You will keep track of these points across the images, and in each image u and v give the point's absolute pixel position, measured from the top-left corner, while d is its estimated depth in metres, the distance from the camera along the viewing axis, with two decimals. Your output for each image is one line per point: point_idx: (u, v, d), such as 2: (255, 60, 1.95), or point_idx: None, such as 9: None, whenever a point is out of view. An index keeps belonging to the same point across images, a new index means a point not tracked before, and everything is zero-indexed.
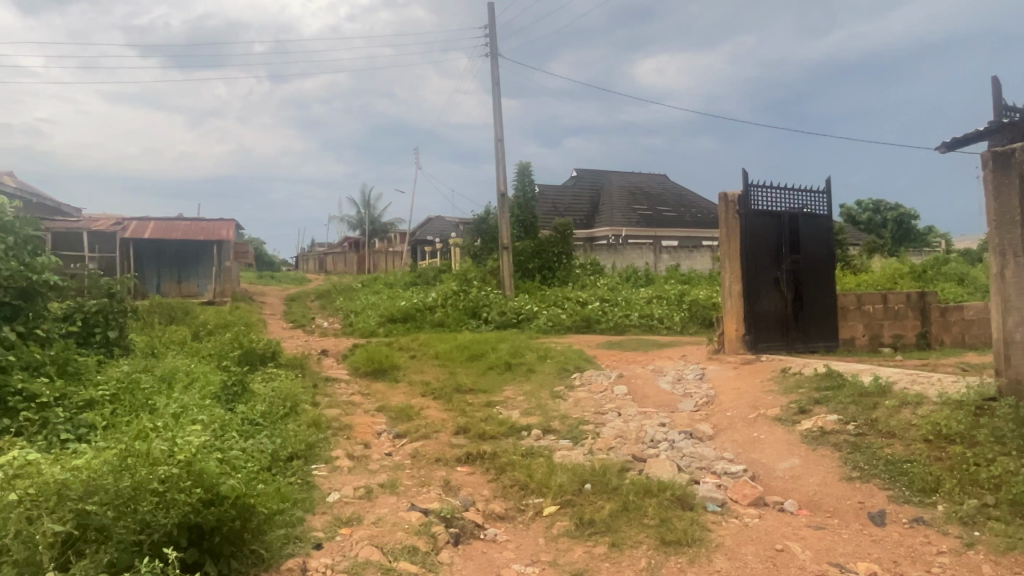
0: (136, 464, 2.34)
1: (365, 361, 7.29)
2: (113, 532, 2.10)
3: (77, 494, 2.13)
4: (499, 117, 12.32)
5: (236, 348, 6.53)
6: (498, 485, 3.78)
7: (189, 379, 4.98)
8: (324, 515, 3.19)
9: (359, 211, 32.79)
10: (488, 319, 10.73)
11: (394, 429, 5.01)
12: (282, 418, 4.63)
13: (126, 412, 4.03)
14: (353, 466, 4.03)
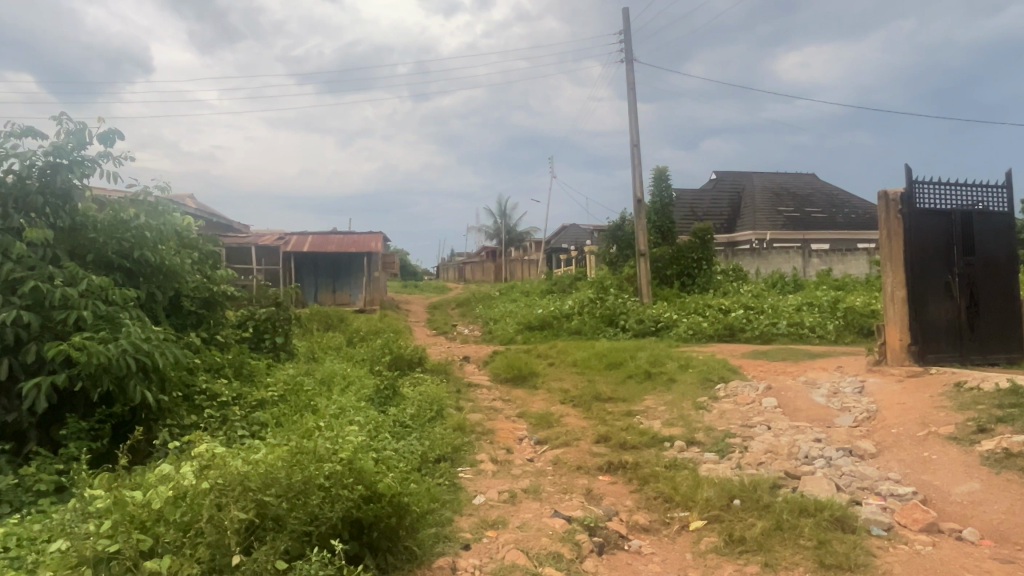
0: (306, 460, 2.55)
1: (505, 367, 7.44)
2: (287, 522, 2.28)
3: (256, 485, 2.31)
4: (634, 122, 12.17)
5: (386, 353, 6.90)
6: (641, 496, 3.71)
7: (346, 382, 5.34)
8: (471, 517, 3.29)
9: (497, 222, 33.65)
10: (626, 327, 10.59)
11: (535, 435, 5.07)
12: (429, 421, 4.84)
13: (292, 411, 4.38)
14: (496, 470, 4.13)
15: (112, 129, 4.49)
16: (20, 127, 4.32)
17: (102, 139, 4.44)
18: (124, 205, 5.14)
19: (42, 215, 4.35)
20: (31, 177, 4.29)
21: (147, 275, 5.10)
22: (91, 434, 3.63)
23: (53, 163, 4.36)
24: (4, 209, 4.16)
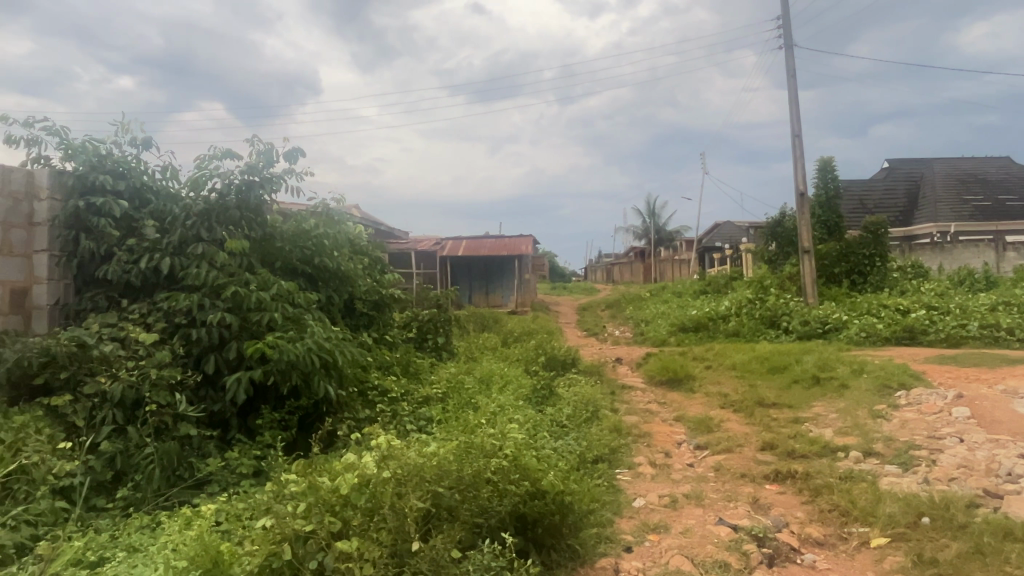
0: (474, 455, 2.68)
1: (660, 369, 7.30)
2: (460, 512, 2.39)
3: (431, 476, 2.45)
4: (795, 111, 11.48)
5: (541, 353, 7.01)
6: (814, 508, 3.49)
7: (504, 381, 5.50)
8: (632, 520, 3.26)
9: (646, 221, 33.11)
10: (789, 329, 10.00)
11: (694, 439, 4.93)
12: (586, 421, 4.85)
13: (455, 408, 4.58)
14: (655, 473, 4.07)
15: (295, 147, 4.94)
16: (220, 149, 4.86)
17: (287, 157, 4.90)
18: (305, 216, 5.65)
19: (240, 227, 4.89)
20: (230, 194, 4.83)
21: (325, 280, 5.57)
22: (282, 424, 4.03)
23: (248, 180, 4.87)
24: (210, 222, 4.71)
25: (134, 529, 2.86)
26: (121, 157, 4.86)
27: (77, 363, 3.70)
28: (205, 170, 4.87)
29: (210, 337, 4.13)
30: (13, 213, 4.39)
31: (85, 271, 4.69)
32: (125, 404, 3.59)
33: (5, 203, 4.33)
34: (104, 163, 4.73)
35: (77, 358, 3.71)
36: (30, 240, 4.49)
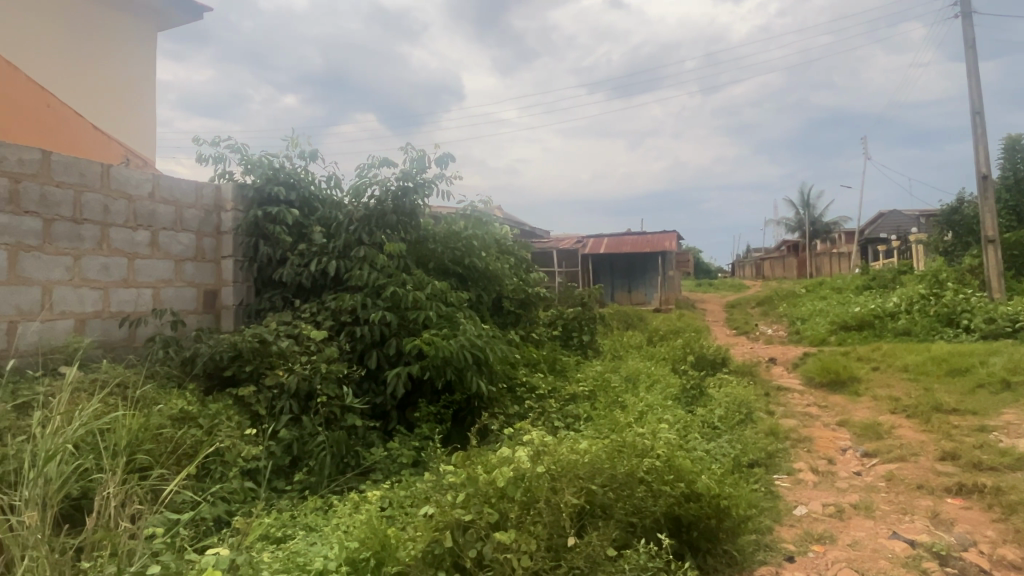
0: (627, 454, 2.67)
1: (820, 370, 6.85)
2: (614, 511, 2.40)
3: (584, 473, 2.47)
4: (975, 85, 10.33)
5: (689, 352, 6.82)
6: (1007, 527, 3.13)
7: (652, 380, 5.41)
8: (794, 528, 3.09)
9: (801, 213, 31.17)
10: (970, 327, 9.02)
11: (861, 446, 4.58)
12: (740, 424, 4.66)
13: (603, 406, 4.56)
14: (818, 481, 3.83)
15: (446, 153, 5.15)
16: (379, 158, 5.18)
17: (438, 162, 5.12)
18: (455, 218, 5.88)
19: (397, 231, 5.18)
20: (388, 200, 5.13)
21: (474, 279, 5.78)
22: (437, 417, 4.24)
23: (403, 186, 5.16)
24: (370, 227, 5.05)
25: (311, 509, 3.12)
26: (292, 170, 5.31)
27: (259, 357, 4.09)
28: (365, 178, 5.21)
29: (372, 334, 4.43)
30: (205, 223, 4.93)
31: (264, 274, 5.17)
32: (300, 396, 3.92)
33: (199, 214, 4.88)
34: (278, 175, 5.20)
35: (259, 352, 4.10)
36: (218, 247, 5.02)
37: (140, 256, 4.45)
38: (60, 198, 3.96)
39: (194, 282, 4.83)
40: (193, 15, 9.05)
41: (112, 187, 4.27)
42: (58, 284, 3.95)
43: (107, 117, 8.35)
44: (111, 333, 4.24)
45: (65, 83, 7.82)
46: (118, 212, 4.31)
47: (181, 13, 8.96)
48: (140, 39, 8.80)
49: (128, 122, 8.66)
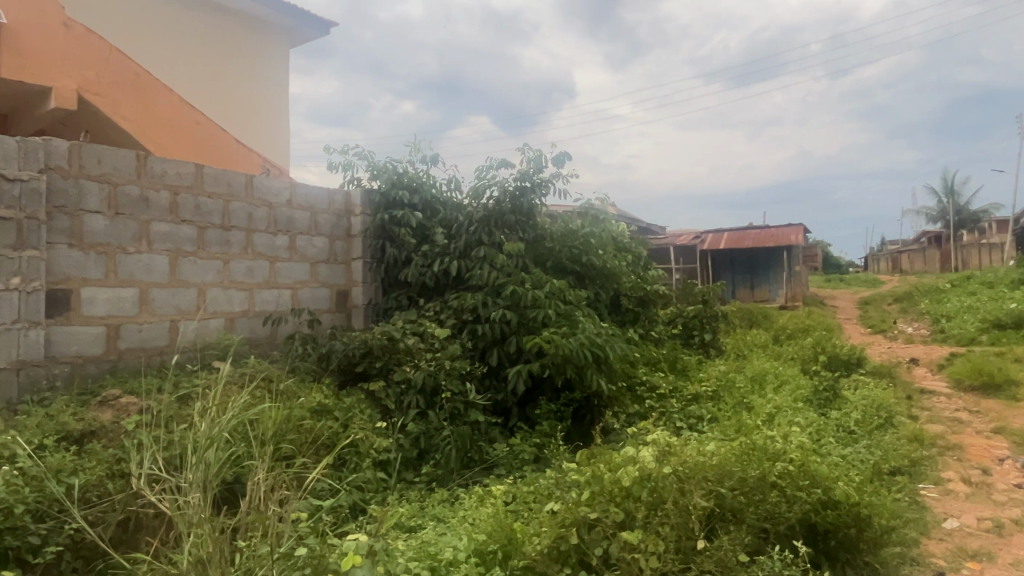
0: (757, 457, 2.58)
1: (971, 372, 6.28)
2: (746, 515, 2.33)
3: (713, 476, 2.42)
4: None
5: (820, 352, 6.47)
6: None
7: (779, 381, 5.17)
8: (944, 543, 2.87)
9: (945, 201, 28.68)
10: None
11: (1021, 457, 4.16)
12: (879, 428, 4.36)
13: (727, 407, 4.42)
14: (971, 492, 3.53)
15: (563, 152, 5.17)
16: (497, 159, 5.29)
17: (555, 161, 5.15)
18: (572, 216, 5.90)
19: (516, 231, 5.27)
20: (506, 200, 5.22)
21: (592, 277, 5.77)
22: (557, 415, 4.28)
23: (521, 187, 5.24)
24: (490, 227, 5.17)
25: (438, 501, 3.24)
26: (414, 173, 5.52)
27: (387, 354, 4.29)
28: (484, 180, 5.32)
29: (493, 332, 4.54)
30: (336, 226, 5.23)
31: (390, 274, 5.41)
32: (426, 391, 4.08)
33: (330, 219, 5.18)
34: (401, 179, 5.43)
35: (388, 349, 4.30)
36: (349, 250, 5.31)
37: (280, 259, 4.79)
38: (211, 207, 4.33)
39: (327, 282, 5.13)
40: (321, 32, 9.58)
41: (255, 196, 4.61)
42: (210, 286, 4.32)
43: (248, 130, 9.04)
44: (256, 330, 4.59)
45: (210, 101, 8.57)
46: (261, 219, 4.66)
47: (311, 31, 9.52)
48: (276, 55, 9.44)
49: (266, 135, 9.33)
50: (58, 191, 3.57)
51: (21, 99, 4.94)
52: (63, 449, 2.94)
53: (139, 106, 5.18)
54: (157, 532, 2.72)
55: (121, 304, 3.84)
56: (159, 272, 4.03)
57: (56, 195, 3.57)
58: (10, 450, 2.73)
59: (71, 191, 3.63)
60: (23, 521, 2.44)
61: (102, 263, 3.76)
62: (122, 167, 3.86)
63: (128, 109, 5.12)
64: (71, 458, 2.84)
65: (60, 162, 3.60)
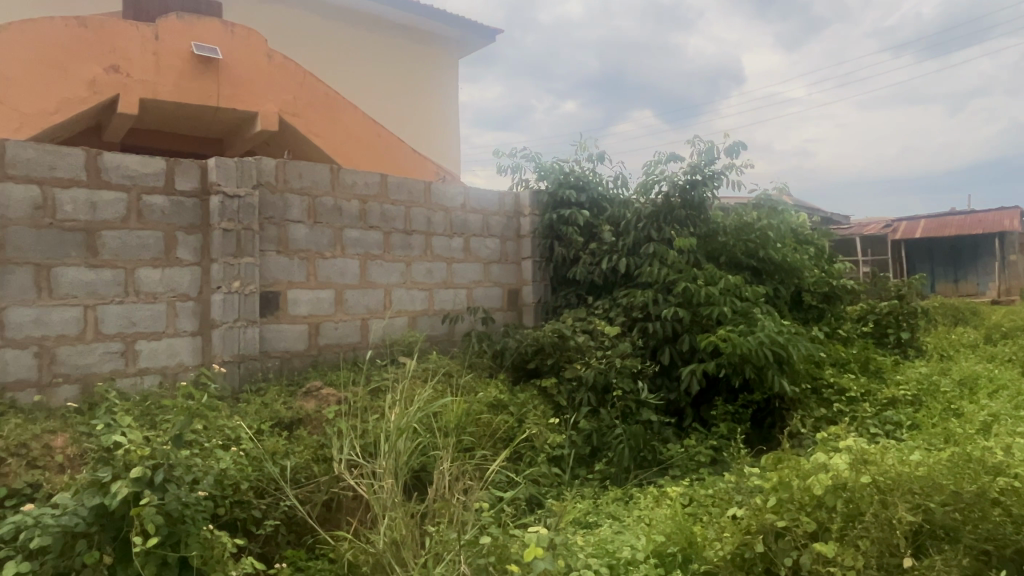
0: (974, 470, 2.31)
1: None
2: (963, 535, 2.10)
3: (920, 489, 2.20)
4: None
5: None
6: None
7: (995, 386, 4.57)
8: None
9: None
10: None
11: None
12: None
13: (931, 413, 3.98)
14: None
15: (737, 141, 4.95)
16: (666, 153, 5.17)
17: (728, 151, 4.95)
18: (746, 209, 5.63)
19: (686, 226, 5.13)
20: (675, 194, 5.11)
21: (770, 272, 5.46)
22: (735, 417, 4.12)
23: (691, 180, 5.09)
24: (659, 223, 5.10)
25: (612, 499, 3.24)
26: (581, 172, 5.56)
27: (558, 351, 4.36)
28: (653, 175, 5.23)
29: (665, 330, 4.46)
30: (507, 228, 5.39)
31: (559, 272, 5.49)
32: (597, 389, 4.09)
33: (502, 220, 5.35)
34: (568, 178, 5.49)
35: (559, 347, 4.37)
36: (519, 250, 5.46)
37: (456, 260, 5.03)
38: (395, 213, 4.65)
39: (500, 282, 5.32)
40: (488, 40, 9.90)
41: (433, 201, 4.88)
42: (395, 287, 4.64)
43: (422, 140, 9.57)
44: (436, 328, 4.86)
45: (389, 114, 9.18)
46: (438, 223, 4.92)
47: (478, 40, 9.87)
48: (447, 66, 9.90)
49: (439, 143, 9.81)
50: (269, 204, 4.01)
51: (235, 124, 5.61)
52: (277, 434, 3.30)
53: (329, 123, 5.67)
54: (355, 513, 2.98)
55: (320, 304, 4.24)
56: (351, 275, 4.40)
57: (267, 208, 4.01)
58: (236, 432, 3.10)
59: (278, 203, 4.06)
60: (247, 496, 2.77)
61: (304, 267, 4.17)
62: (319, 180, 4.25)
63: (320, 127, 5.63)
64: (283, 442, 3.18)
65: (269, 177, 4.03)
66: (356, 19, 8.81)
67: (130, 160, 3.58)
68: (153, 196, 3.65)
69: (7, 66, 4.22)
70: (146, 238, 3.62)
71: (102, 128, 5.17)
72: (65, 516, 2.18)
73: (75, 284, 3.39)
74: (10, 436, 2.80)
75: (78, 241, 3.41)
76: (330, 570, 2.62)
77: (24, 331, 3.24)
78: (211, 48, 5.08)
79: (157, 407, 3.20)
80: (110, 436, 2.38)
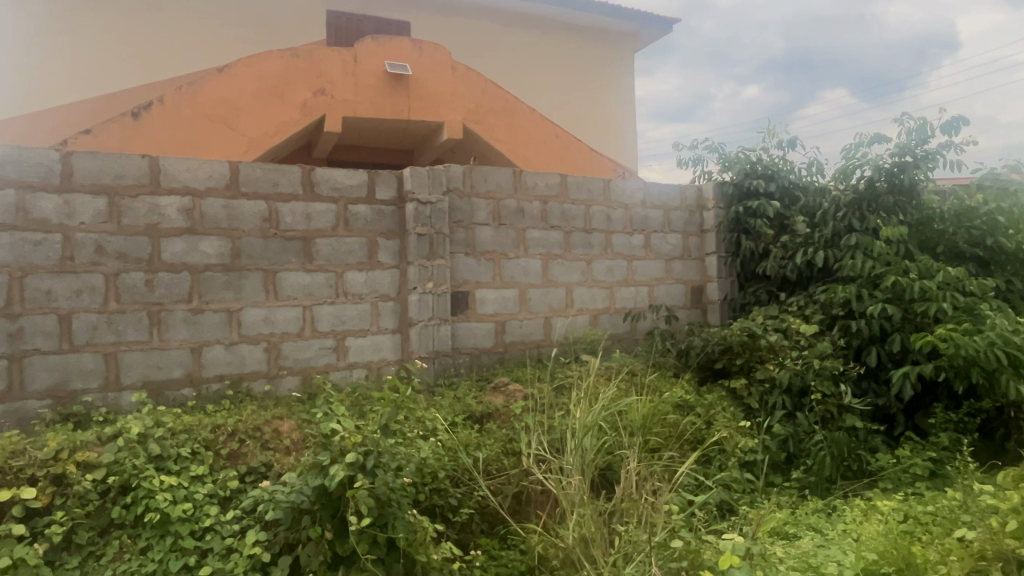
0: None
1: None
2: None
3: None
4: None
5: None
6: None
7: None
8: None
9: None
10: None
11: None
12: None
13: None
14: None
15: (956, 116, 4.39)
16: (868, 135, 4.72)
17: (944, 128, 4.41)
18: (968, 191, 4.97)
19: (895, 213, 4.65)
20: (880, 179, 4.64)
21: (1001, 263, 4.76)
22: (959, 427, 3.67)
23: (899, 162, 4.59)
24: (861, 212, 4.68)
25: (812, 510, 3.02)
26: (769, 161, 5.24)
27: (749, 351, 4.13)
28: (853, 160, 4.79)
29: (870, 329, 4.08)
30: (690, 223, 5.22)
31: (747, 267, 5.24)
32: (793, 391, 3.84)
33: (684, 215, 5.20)
34: (756, 168, 5.20)
35: (749, 346, 4.14)
36: (702, 245, 5.27)
37: (637, 258, 4.97)
38: (575, 213, 4.69)
39: (683, 279, 5.17)
40: (665, 30, 9.66)
41: (612, 199, 4.86)
42: (577, 285, 4.68)
43: (599, 137, 9.55)
44: (618, 326, 4.84)
45: (565, 114, 9.27)
46: (618, 220, 4.89)
47: (655, 32, 9.66)
48: (624, 61, 9.80)
49: (616, 140, 9.74)
50: (457, 209, 4.22)
51: (424, 135, 5.97)
52: (470, 426, 3.47)
53: (509, 127, 5.85)
54: (544, 507, 3.04)
55: (505, 302, 4.39)
56: (534, 274, 4.50)
57: (456, 212, 4.22)
58: (432, 423, 3.31)
59: (466, 208, 4.26)
60: (444, 484, 2.94)
61: (490, 267, 4.34)
62: (503, 183, 4.40)
63: (501, 132, 5.81)
64: (475, 435, 3.33)
65: (457, 183, 4.24)
66: (533, 24, 9.00)
67: (338, 174, 3.95)
68: (357, 205, 3.99)
69: (236, 97, 4.83)
70: (352, 244, 3.97)
71: (311, 146, 5.76)
72: (294, 494, 2.46)
73: (295, 287, 3.80)
74: (247, 419, 3.20)
75: (297, 249, 3.82)
76: (522, 561, 2.71)
77: (256, 328, 3.69)
78: (402, 65, 5.47)
79: (365, 399, 3.50)
80: (327, 424, 2.63)
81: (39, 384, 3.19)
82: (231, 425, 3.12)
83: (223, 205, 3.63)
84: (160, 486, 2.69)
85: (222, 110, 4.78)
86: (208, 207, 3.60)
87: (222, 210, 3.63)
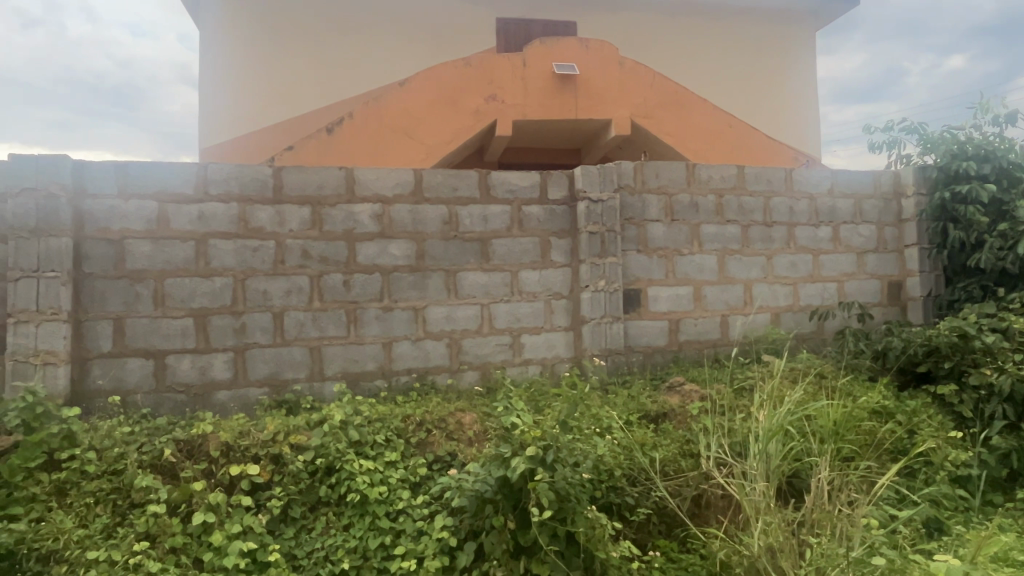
0: None
1: None
2: None
3: None
4: None
5: None
6: None
7: None
8: None
9: None
10: None
11: None
12: None
13: None
14: None
15: None
16: None
17: None
18: None
19: None
20: None
21: None
22: None
23: None
24: None
25: None
26: (983, 140, 4.65)
27: (960, 354, 3.68)
28: None
29: None
30: (885, 212, 4.78)
31: (956, 260, 4.69)
32: (1016, 400, 3.36)
33: (878, 204, 4.77)
34: (965, 149, 4.64)
35: (960, 348, 3.70)
36: (901, 236, 4.80)
37: (824, 252, 4.64)
38: (753, 205, 4.47)
39: (877, 273, 4.74)
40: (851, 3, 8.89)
41: (795, 189, 4.57)
42: (756, 282, 4.46)
43: (776, 123, 9.00)
44: (803, 325, 4.55)
45: (738, 102, 8.84)
46: (802, 211, 4.59)
47: (839, 7, 8.92)
48: (803, 40, 9.15)
49: (795, 126, 9.12)
50: (629, 206, 4.18)
51: (592, 133, 5.99)
52: (645, 425, 3.44)
53: (679, 120, 5.71)
54: (725, 512, 2.94)
55: (680, 301, 4.29)
56: (710, 271, 4.36)
57: (627, 210, 4.19)
58: (608, 422, 3.31)
59: (638, 204, 4.21)
60: (621, 482, 2.95)
61: (664, 264, 4.26)
62: (676, 178, 4.30)
63: (671, 125, 5.69)
64: (651, 435, 3.30)
65: (629, 181, 4.21)
66: (704, 10, 8.68)
67: (512, 177, 4.07)
68: (531, 206, 4.10)
69: (417, 108, 5.16)
70: (526, 243, 4.08)
71: (484, 151, 6.01)
72: (479, 483, 2.58)
73: (474, 287, 3.98)
74: (432, 411, 3.41)
75: (476, 250, 4.00)
76: (702, 565, 2.65)
77: (439, 325, 3.91)
78: (570, 65, 5.51)
79: (541, 395, 3.59)
80: (506, 417, 2.70)
81: (259, 373, 3.61)
82: (419, 416, 3.34)
83: (409, 211, 3.89)
84: (359, 469, 2.96)
85: (404, 122, 5.14)
86: (396, 213, 3.87)
87: (408, 215, 3.89)
